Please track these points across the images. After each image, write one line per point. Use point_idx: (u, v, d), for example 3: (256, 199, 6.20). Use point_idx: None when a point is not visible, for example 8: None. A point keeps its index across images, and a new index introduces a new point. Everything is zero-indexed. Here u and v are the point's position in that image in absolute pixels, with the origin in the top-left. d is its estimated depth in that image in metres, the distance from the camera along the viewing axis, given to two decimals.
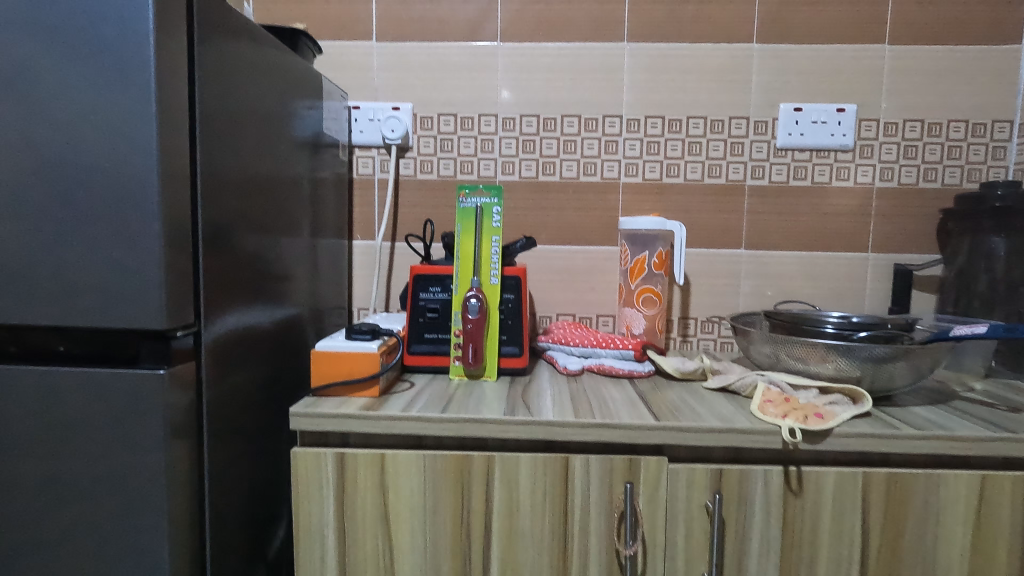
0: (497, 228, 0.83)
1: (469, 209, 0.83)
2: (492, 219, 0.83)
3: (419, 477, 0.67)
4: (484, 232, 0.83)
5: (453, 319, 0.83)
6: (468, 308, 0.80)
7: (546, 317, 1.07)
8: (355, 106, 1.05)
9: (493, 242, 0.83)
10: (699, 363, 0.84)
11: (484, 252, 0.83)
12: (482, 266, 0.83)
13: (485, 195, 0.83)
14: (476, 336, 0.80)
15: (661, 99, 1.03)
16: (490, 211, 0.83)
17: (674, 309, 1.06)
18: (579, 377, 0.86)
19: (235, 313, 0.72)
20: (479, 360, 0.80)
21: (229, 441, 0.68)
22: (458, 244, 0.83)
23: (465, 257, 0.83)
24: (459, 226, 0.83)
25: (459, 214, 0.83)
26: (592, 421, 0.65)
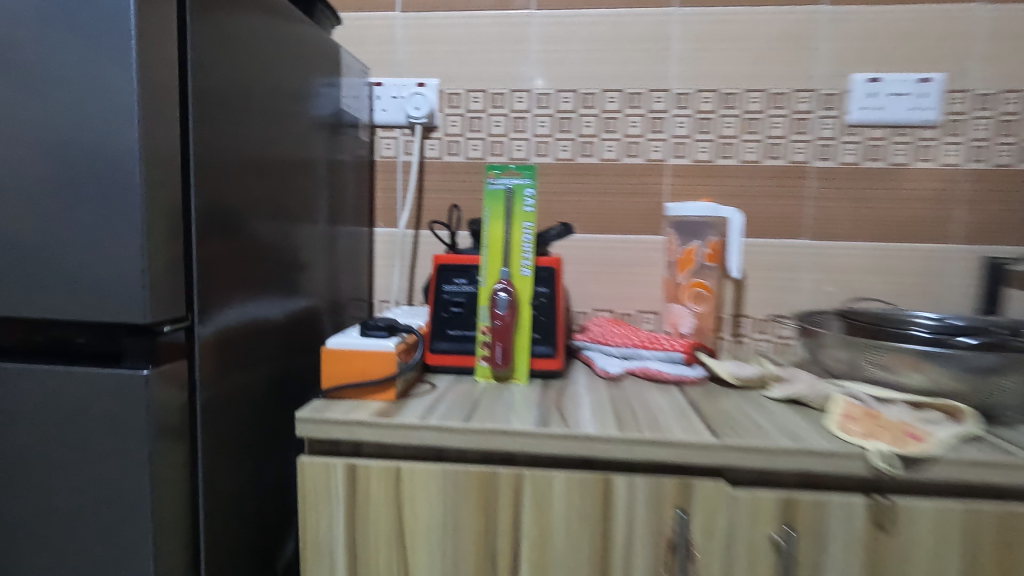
0: (529, 213, 0.74)
1: (499, 191, 0.74)
2: (524, 202, 0.74)
3: (438, 494, 0.59)
4: (515, 217, 0.74)
5: (479, 314, 0.74)
6: (496, 302, 0.72)
7: (581, 313, 0.98)
8: (377, 82, 0.97)
9: (525, 228, 0.74)
10: (759, 369, 0.73)
11: (515, 240, 0.74)
12: (512, 255, 0.74)
13: (516, 176, 0.74)
14: (505, 334, 0.71)
15: (714, 71, 0.92)
16: (522, 193, 0.74)
17: (726, 306, 0.95)
18: (620, 382, 0.76)
19: (241, 304, 0.66)
20: (508, 361, 0.72)
21: (230, 447, 0.61)
22: (486, 231, 0.75)
23: (493, 246, 0.74)
24: (486, 211, 0.75)
25: (487, 198, 0.75)
26: (639, 437, 0.56)
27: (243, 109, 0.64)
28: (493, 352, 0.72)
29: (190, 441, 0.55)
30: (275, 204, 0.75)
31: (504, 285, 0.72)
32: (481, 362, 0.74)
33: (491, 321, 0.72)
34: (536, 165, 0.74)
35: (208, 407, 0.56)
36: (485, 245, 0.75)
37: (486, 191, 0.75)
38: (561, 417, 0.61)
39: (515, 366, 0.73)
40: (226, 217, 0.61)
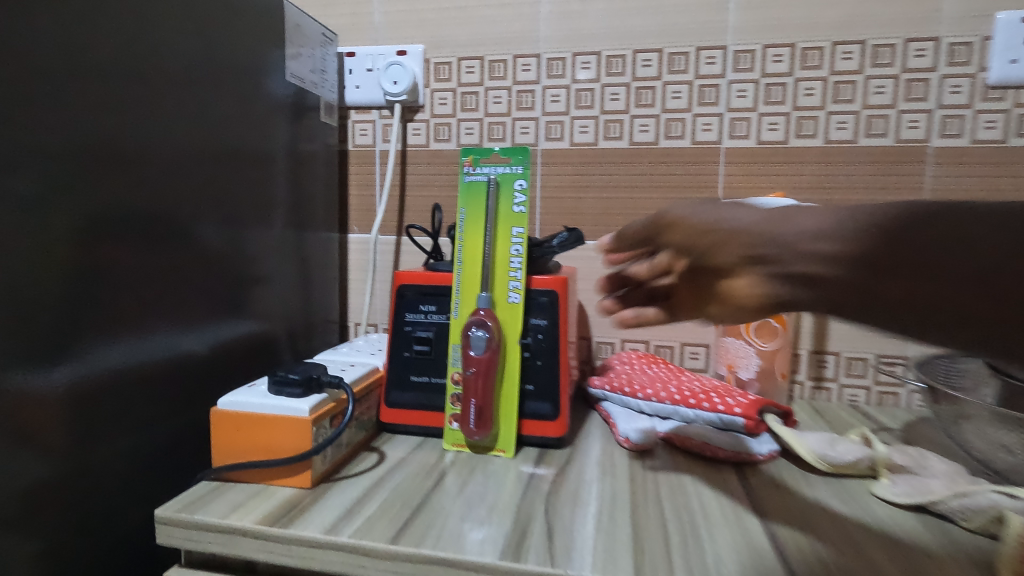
0: (520, 215, 0.53)
1: (479, 184, 0.53)
2: (512, 200, 0.53)
3: None
4: (500, 220, 0.53)
5: (449, 356, 0.54)
6: (469, 341, 0.51)
7: (605, 344, 0.75)
8: (349, 52, 0.78)
9: (513, 236, 0.53)
10: (863, 448, 0.48)
11: (499, 253, 0.53)
12: (495, 275, 0.53)
13: (504, 163, 0.53)
14: (480, 390, 0.50)
15: (789, 18, 0.67)
16: (510, 188, 0.53)
17: (802, 340, 0.69)
18: (649, 456, 0.53)
19: (121, 342, 0.48)
20: (485, 429, 0.50)
21: (69, 547, 0.43)
22: (460, 241, 0.54)
23: (470, 262, 0.54)
24: (461, 213, 0.54)
25: (462, 194, 0.54)
26: None
27: (117, 79, 0.47)
28: (463, 415, 0.51)
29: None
30: (198, 209, 0.57)
31: (480, 319, 0.51)
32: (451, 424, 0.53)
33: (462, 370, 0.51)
34: (531, 148, 0.53)
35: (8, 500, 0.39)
36: (460, 260, 0.54)
37: (459, 185, 0.54)
38: (546, 532, 0.39)
39: (497, 432, 0.52)
40: (77, 226, 0.43)
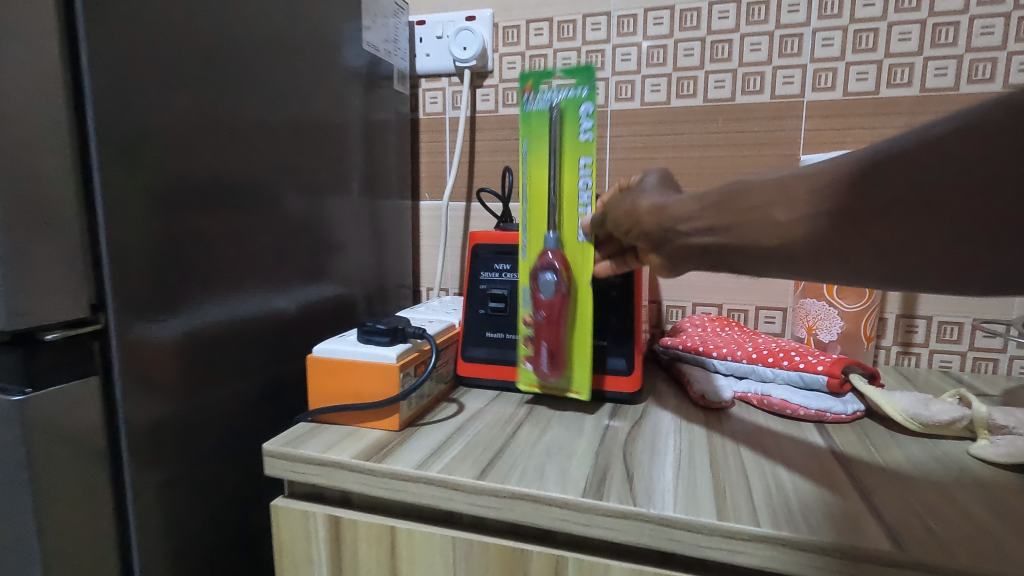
0: (586, 143, 0.50)
1: (542, 115, 0.51)
2: (577, 127, 0.50)
3: (446, 569, 0.42)
4: (566, 151, 0.51)
5: (520, 300, 0.55)
6: (538, 284, 0.52)
7: (675, 308, 0.74)
8: (420, 21, 0.80)
9: (580, 167, 0.51)
10: (961, 408, 0.46)
11: (567, 187, 0.52)
12: (563, 214, 0.52)
13: (569, 88, 0.50)
14: (550, 333, 0.51)
15: None
16: (574, 115, 0.50)
17: (889, 303, 0.66)
18: (726, 413, 0.53)
19: (224, 295, 0.52)
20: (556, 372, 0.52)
21: (189, 479, 0.48)
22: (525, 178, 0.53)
23: (537, 200, 0.53)
24: (525, 148, 0.53)
25: (524, 127, 0.52)
26: (753, 531, 0.34)
27: (214, 48, 0.50)
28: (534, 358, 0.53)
29: (116, 484, 0.42)
30: (286, 175, 0.61)
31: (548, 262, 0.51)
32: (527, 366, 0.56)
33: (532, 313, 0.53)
34: (594, 65, 0.49)
35: (140, 437, 0.43)
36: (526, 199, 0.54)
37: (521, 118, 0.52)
38: (628, 476, 0.40)
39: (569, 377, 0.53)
40: (186, 184, 0.47)
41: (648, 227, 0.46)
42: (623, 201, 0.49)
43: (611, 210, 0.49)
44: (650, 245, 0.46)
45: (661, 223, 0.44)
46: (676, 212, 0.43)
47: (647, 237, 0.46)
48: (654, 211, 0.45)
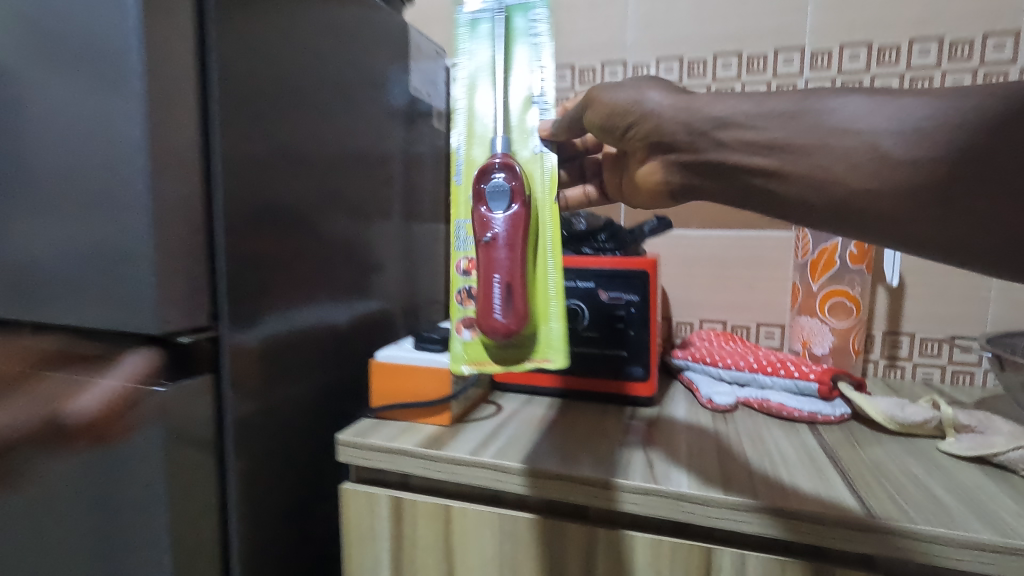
0: (537, 46, 0.48)
1: (486, 19, 0.49)
2: (527, 30, 0.48)
3: (493, 543, 0.50)
4: (514, 55, 0.49)
5: (454, 241, 0.52)
6: (490, 197, 0.46)
7: (684, 324, 0.82)
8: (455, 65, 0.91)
9: (532, 72, 0.49)
10: (931, 411, 0.53)
11: (516, 93, 0.49)
12: (510, 118, 0.49)
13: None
14: (514, 261, 0.45)
15: (866, 19, 0.72)
16: (528, 9, 0.48)
17: (876, 321, 0.74)
18: (731, 415, 0.60)
19: (298, 308, 0.61)
20: (524, 315, 0.46)
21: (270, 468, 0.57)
22: (465, 76, 0.51)
23: (481, 101, 0.51)
24: (466, 46, 0.50)
25: (466, 22, 0.50)
26: (752, 504, 0.42)
27: (296, 99, 0.59)
28: (489, 305, 0.46)
29: (219, 467, 0.50)
30: (345, 203, 0.69)
31: (498, 170, 0.47)
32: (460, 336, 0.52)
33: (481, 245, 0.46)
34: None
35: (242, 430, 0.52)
36: (468, 101, 0.51)
37: (465, 14, 0.50)
38: (649, 462, 0.48)
39: (550, 333, 0.49)
40: (274, 214, 0.56)
41: (652, 126, 0.43)
42: (632, 95, 0.44)
43: (603, 101, 0.45)
44: (645, 148, 0.45)
45: (689, 125, 0.41)
46: (713, 112, 0.40)
47: (646, 139, 0.44)
48: (668, 108, 0.43)
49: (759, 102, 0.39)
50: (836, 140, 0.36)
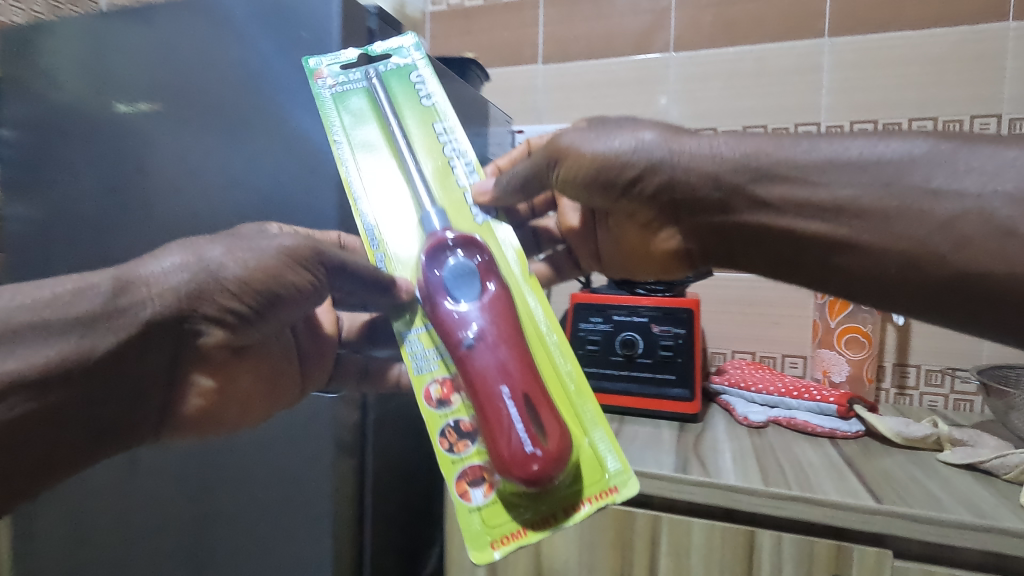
0: (428, 108, 0.53)
1: (361, 90, 0.54)
2: (417, 96, 0.54)
3: (575, 528, 0.62)
4: (411, 117, 0.53)
5: (410, 362, 0.46)
6: (456, 291, 0.42)
7: (718, 354, 0.95)
8: (520, 130, 1.04)
9: (436, 129, 0.53)
10: (931, 428, 0.65)
11: (425, 146, 0.52)
12: (428, 168, 0.51)
13: (388, 61, 0.56)
14: (511, 355, 0.39)
15: (872, 100, 0.85)
16: (406, 74, 0.54)
17: (886, 353, 0.86)
18: (763, 431, 0.72)
19: None
20: (558, 427, 0.39)
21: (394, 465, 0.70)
22: (353, 147, 0.52)
23: (375, 173, 0.52)
24: (351, 117, 0.53)
25: (341, 99, 0.54)
26: (785, 492, 0.53)
27: None
28: (509, 431, 0.38)
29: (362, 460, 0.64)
30: None
31: (451, 253, 0.45)
32: (471, 503, 0.43)
33: (458, 356, 0.40)
34: (417, 34, 0.57)
35: (379, 430, 0.66)
36: (362, 173, 0.51)
37: (332, 88, 0.54)
38: (701, 463, 0.61)
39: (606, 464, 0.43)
40: None
41: (663, 199, 0.45)
42: (627, 142, 0.45)
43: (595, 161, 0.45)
44: (660, 212, 0.46)
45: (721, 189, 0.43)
46: (747, 163, 0.43)
47: (661, 206, 0.46)
48: (684, 168, 0.43)
49: (838, 148, 0.41)
50: (924, 206, 0.38)
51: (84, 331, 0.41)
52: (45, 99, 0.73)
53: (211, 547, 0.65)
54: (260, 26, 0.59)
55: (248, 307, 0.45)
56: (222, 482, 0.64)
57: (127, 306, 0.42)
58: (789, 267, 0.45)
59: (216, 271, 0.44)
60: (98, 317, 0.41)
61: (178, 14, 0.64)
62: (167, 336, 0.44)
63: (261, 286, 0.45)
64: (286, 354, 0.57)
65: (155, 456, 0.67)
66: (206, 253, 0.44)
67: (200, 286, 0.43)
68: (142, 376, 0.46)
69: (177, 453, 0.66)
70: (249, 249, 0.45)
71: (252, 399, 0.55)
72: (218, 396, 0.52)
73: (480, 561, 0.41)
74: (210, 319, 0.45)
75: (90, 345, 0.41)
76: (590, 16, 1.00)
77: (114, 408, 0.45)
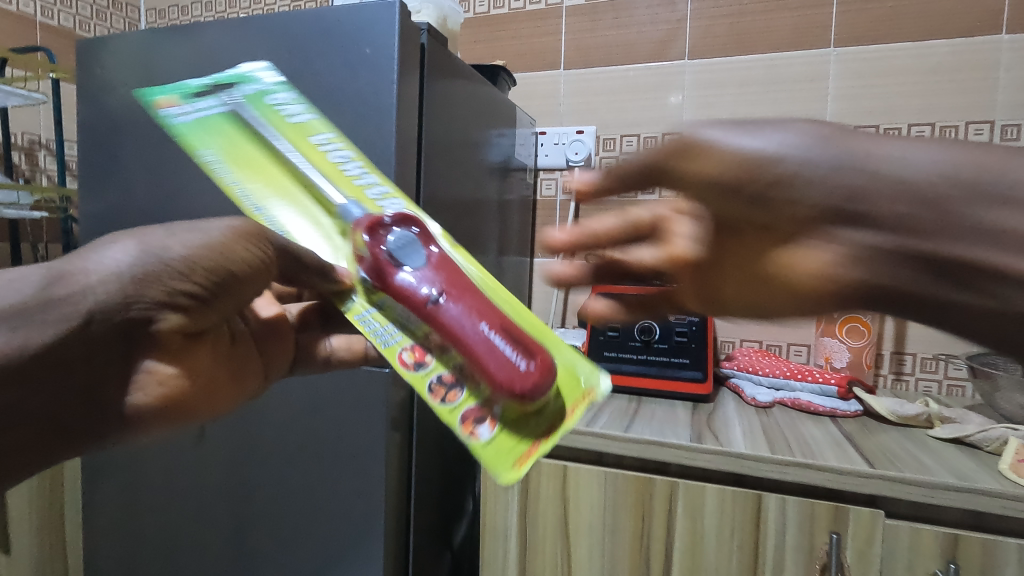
0: (298, 121, 0.50)
1: (218, 119, 0.49)
2: (285, 114, 0.50)
3: (600, 493, 0.69)
4: (284, 131, 0.48)
5: (369, 335, 0.42)
6: (402, 262, 0.42)
7: (728, 342, 1.02)
8: (542, 131, 1.12)
9: (316, 139, 0.49)
10: (923, 407, 0.72)
11: (315, 157, 0.48)
12: (323, 171, 0.47)
13: (243, 86, 0.52)
14: (469, 302, 0.39)
15: (875, 106, 0.91)
16: (265, 95, 0.51)
17: (885, 342, 0.92)
18: (770, 410, 0.79)
19: None
20: (536, 344, 0.39)
21: (433, 437, 0.77)
22: (231, 168, 0.47)
23: (267, 187, 0.47)
24: (218, 143, 0.47)
25: (203, 124, 0.48)
26: (789, 458, 0.60)
27: (456, 170, 0.81)
28: (496, 355, 0.37)
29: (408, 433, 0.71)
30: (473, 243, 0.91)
31: (389, 229, 0.44)
32: (482, 440, 0.37)
33: (425, 315, 0.40)
34: (272, 64, 0.55)
35: (422, 405, 0.73)
36: (253, 191, 0.46)
37: (187, 117, 0.49)
38: (714, 435, 0.68)
39: (576, 363, 0.41)
40: None
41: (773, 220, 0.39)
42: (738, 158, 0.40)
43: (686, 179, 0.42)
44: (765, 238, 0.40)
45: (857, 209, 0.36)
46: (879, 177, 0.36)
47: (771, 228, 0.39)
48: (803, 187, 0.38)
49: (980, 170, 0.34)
50: None
51: (13, 324, 0.32)
52: (112, 102, 0.79)
53: (269, 512, 0.72)
54: (325, 42, 0.65)
55: (203, 288, 0.37)
56: (279, 453, 0.71)
57: (66, 295, 0.33)
58: (1020, 328, 0.25)
59: (156, 252, 0.36)
60: (30, 312, 0.33)
61: (232, 30, 0.70)
62: (113, 327, 0.35)
63: (219, 264, 0.38)
64: (241, 345, 0.47)
65: (219, 426, 0.74)
66: (150, 235, 0.37)
67: (147, 268, 0.35)
68: (77, 379, 0.35)
69: (240, 424, 0.73)
70: (198, 229, 0.38)
71: (216, 381, 0.44)
72: (177, 391, 0.40)
73: (508, 484, 0.36)
74: (156, 305, 0.36)
75: (15, 344, 0.32)
76: (611, 25, 1.06)
77: (64, 414, 0.35)
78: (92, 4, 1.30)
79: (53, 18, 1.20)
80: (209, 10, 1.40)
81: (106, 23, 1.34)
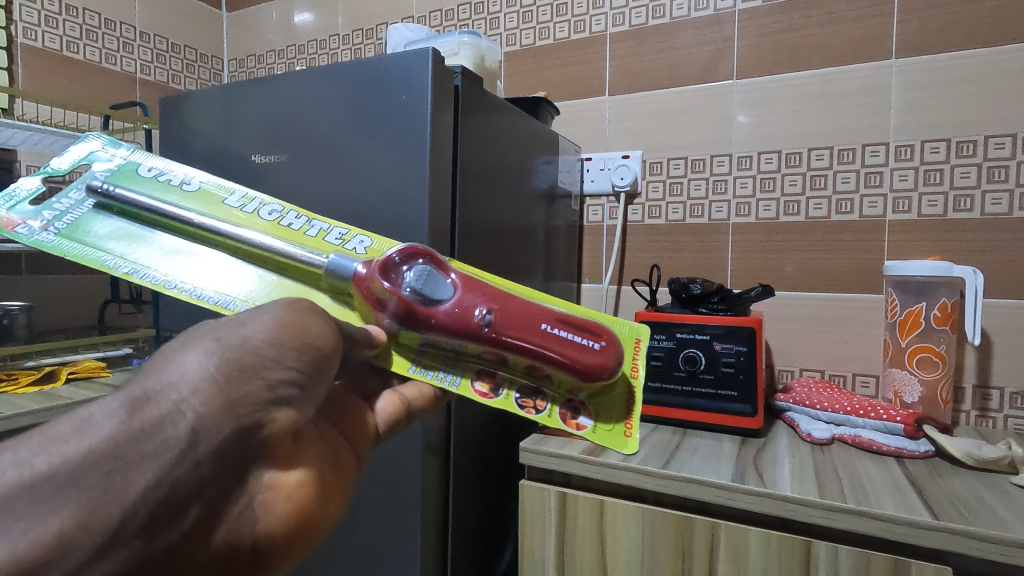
0: (192, 190, 0.51)
1: (106, 216, 0.48)
2: (176, 187, 0.51)
3: (637, 530, 0.67)
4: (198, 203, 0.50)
5: (438, 381, 0.47)
6: (438, 300, 0.45)
7: (786, 371, 0.97)
8: (588, 157, 1.13)
9: (227, 202, 0.51)
10: (1004, 450, 0.65)
11: (247, 220, 0.50)
12: (260, 228, 0.49)
13: (103, 174, 0.51)
14: (518, 314, 0.44)
15: (945, 118, 0.85)
16: (135, 172, 0.51)
17: (966, 375, 0.84)
18: (827, 448, 0.74)
19: None
20: (590, 323, 0.47)
21: (473, 466, 0.78)
22: (154, 263, 0.46)
23: (211, 272, 0.46)
24: (123, 240, 0.46)
25: (93, 226, 0.47)
26: (840, 504, 0.56)
27: (499, 202, 0.83)
28: (573, 346, 0.44)
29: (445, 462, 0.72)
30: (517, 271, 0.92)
31: (400, 269, 0.46)
32: (585, 427, 0.49)
33: (485, 337, 0.44)
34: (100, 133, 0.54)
35: (459, 434, 0.74)
36: (201, 281, 0.46)
37: (55, 228, 0.46)
38: (758, 474, 0.64)
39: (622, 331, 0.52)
40: None
41: None
42: None
43: None
44: None
45: None
46: None
47: None
48: None
49: None
50: None
51: (114, 466, 0.27)
52: (187, 148, 0.88)
53: None
54: (364, 86, 0.69)
55: (295, 370, 0.35)
56: None
57: (155, 425, 0.29)
58: None
59: (238, 344, 0.34)
60: (126, 448, 0.28)
61: (282, 79, 0.76)
62: (227, 440, 0.30)
63: (305, 342, 0.37)
64: (333, 437, 0.43)
65: None
66: (218, 331, 0.34)
67: (238, 363, 0.33)
68: (198, 517, 0.29)
69: None
70: (263, 314, 0.37)
71: (330, 488, 0.37)
72: (304, 504, 0.34)
73: (633, 448, 0.49)
74: (261, 402, 0.32)
75: (113, 494, 0.27)
76: (656, 49, 1.05)
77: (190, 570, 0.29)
78: (183, 59, 1.45)
79: (150, 74, 1.35)
80: (282, 58, 1.52)
81: (195, 75, 1.50)
